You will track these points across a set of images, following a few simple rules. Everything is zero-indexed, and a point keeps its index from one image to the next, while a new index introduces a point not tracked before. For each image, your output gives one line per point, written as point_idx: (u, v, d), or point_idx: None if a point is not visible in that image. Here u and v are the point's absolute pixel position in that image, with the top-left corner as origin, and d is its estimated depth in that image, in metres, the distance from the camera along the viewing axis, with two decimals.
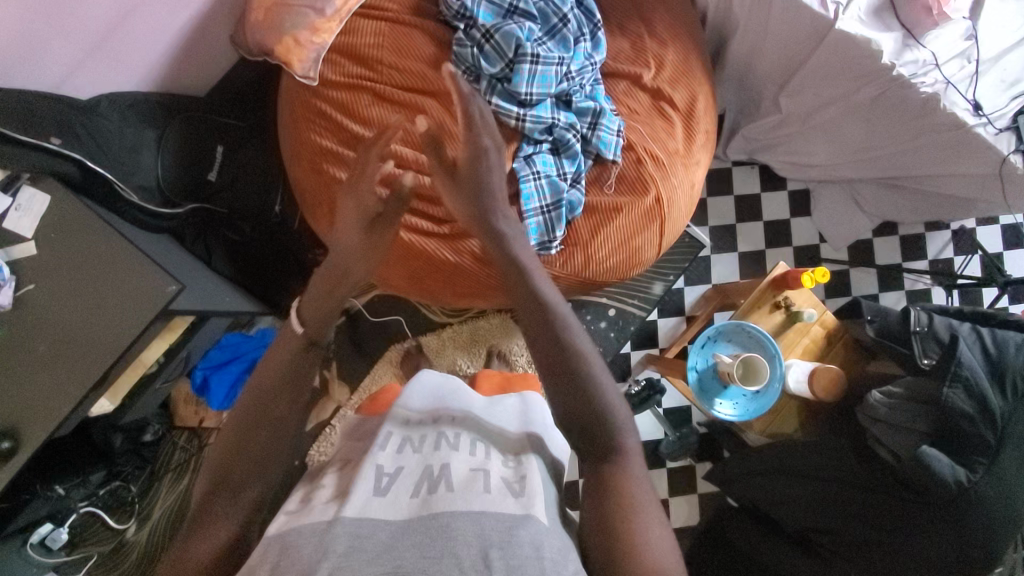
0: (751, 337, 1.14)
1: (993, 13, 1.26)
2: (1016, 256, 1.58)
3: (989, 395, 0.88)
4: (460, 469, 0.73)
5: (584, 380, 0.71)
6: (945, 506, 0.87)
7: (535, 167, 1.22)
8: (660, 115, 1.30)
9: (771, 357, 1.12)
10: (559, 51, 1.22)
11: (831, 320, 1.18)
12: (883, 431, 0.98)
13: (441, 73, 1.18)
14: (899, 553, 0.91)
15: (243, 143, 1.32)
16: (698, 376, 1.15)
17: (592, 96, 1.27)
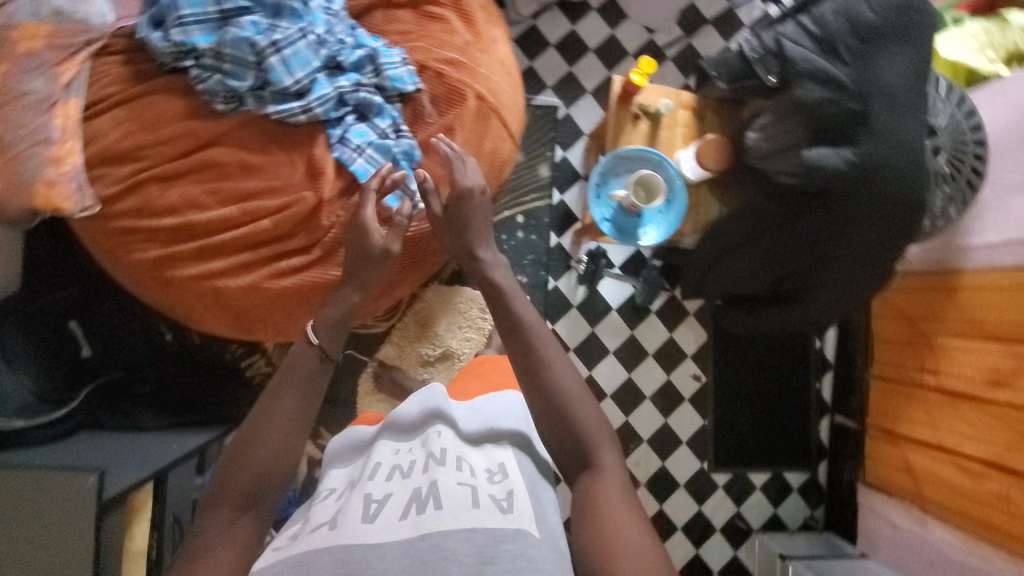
0: (632, 158, 1.14)
1: None
2: None
3: (830, 70, 0.85)
4: (448, 487, 0.78)
5: (565, 398, 0.79)
6: (851, 188, 0.83)
7: (353, 142, 1.15)
8: (430, 20, 1.25)
9: (658, 163, 1.12)
10: (296, 23, 1.13)
11: (688, 98, 1.17)
12: (777, 160, 0.90)
13: (206, 118, 1.11)
14: (846, 249, 0.87)
15: (91, 306, 1.26)
16: (615, 223, 1.13)
17: (357, 44, 1.19)
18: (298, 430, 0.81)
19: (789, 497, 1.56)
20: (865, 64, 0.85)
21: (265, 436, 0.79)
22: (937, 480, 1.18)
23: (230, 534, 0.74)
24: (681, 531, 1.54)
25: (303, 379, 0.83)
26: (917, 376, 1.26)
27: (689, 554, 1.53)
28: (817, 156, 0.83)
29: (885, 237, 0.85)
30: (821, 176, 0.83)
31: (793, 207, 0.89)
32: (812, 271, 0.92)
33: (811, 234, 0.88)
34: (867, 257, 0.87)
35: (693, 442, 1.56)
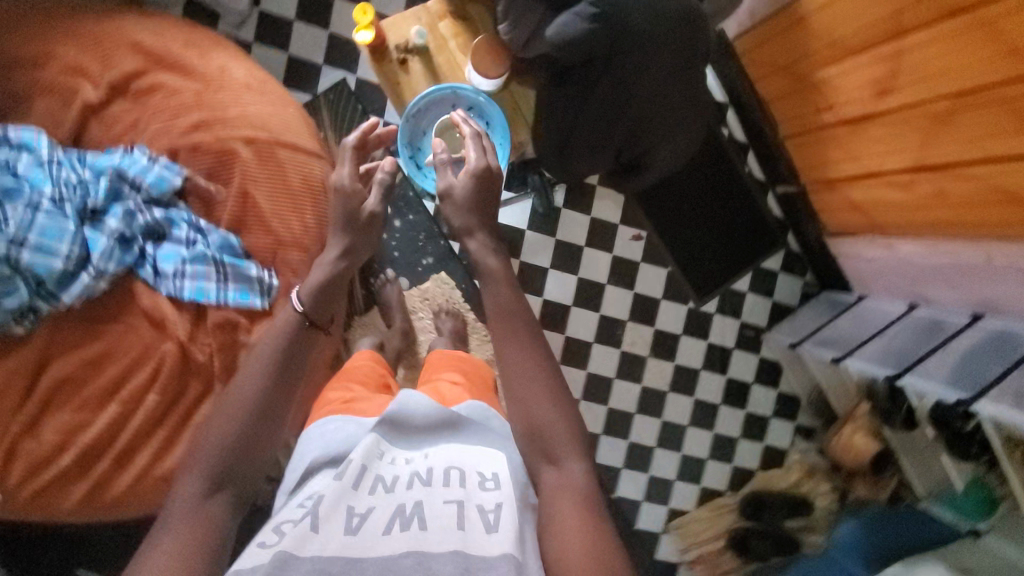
0: (426, 111, 1.02)
1: None
2: None
3: None
4: (435, 505, 0.67)
5: (535, 389, 0.79)
6: (609, 43, 0.75)
7: (168, 271, 1.05)
8: (146, 96, 1.07)
9: (454, 104, 1.02)
10: (21, 198, 0.99)
11: (437, 5, 1.01)
12: (539, 40, 0.81)
13: (22, 348, 1.02)
14: (644, 100, 0.79)
15: (80, 548, 1.27)
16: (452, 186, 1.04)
17: (98, 173, 1.04)
18: (276, 403, 0.83)
19: (777, 281, 1.56)
20: None
21: (243, 402, 0.81)
22: (884, 205, 1.14)
23: (201, 511, 0.71)
24: (703, 370, 1.57)
25: (285, 349, 0.87)
26: (819, 118, 1.18)
27: (720, 382, 1.58)
28: (560, 28, 0.76)
29: (668, 72, 0.78)
30: (577, 46, 0.76)
31: (579, 86, 0.82)
32: (640, 131, 0.83)
33: (608, 103, 0.80)
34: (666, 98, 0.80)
35: (670, 293, 1.53)
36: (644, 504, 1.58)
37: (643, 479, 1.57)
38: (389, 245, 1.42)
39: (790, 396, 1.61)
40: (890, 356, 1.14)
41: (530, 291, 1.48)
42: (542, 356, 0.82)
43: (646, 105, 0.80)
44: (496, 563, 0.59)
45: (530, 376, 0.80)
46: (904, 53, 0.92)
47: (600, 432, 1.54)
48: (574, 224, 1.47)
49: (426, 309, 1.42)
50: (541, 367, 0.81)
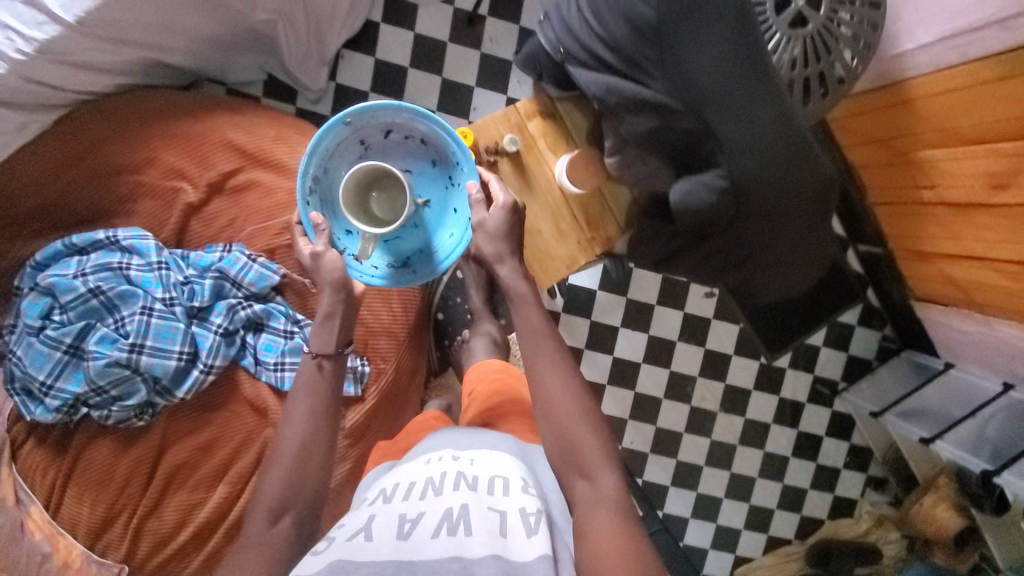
0: (333, 170, 0.98)
1: None
2: None
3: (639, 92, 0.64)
4: (479, 506, 0.68)
5: (566, 417, 0.79)
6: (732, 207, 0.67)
7: (268, 362, 1.10)
8: (241, 192, 1.14)
9: (362, 140, 0.99)
10: (136, 301, 1.05)
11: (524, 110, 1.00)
12: (646, 178, 0.74)
13: (141, 438, 1.10)
14: (766, 250, 0.71)
15: None
16: (416, 254, 1.02)
17: (201, 270, 1.10)
18: (316, 446, 0.86)
19: (853, 337, 1.52)
20: (676, 68, 0.63)
21: (287, 447, 0.84)
22: (983, 287, 1.08)
23: (268, 536, 0.79)
24: (773, 424, 1.56)
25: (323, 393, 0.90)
26: (919, 194, 1.10)
27: (790, 435, 1.57)
28: (683, 195, 0.67)
29: (793, 226, 0.70)
30: (694, 216, 0.68)
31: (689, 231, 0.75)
32: (753, 285, 0.79)
33: (723, 254, 0.73)
34: (784, 248, 0.72)
35: (740, 349, 1.52)
36: (711, 553, 1.59)
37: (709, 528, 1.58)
38: (462, 308, 1.46)
39: (863, 449, 1.59)
40: (983, 445, 1.15)
41: (599, 351, 1.49)
42: (564, 372, 0.82)
43: (761, 262, 0.73)
44: (535, 568, 0.61)
45: (563, 402, 0.80)
46: None
47: (667, 483, 1.56)
48: (644, 282, 1.48)
49: None
50: (567, 394, 0.81)
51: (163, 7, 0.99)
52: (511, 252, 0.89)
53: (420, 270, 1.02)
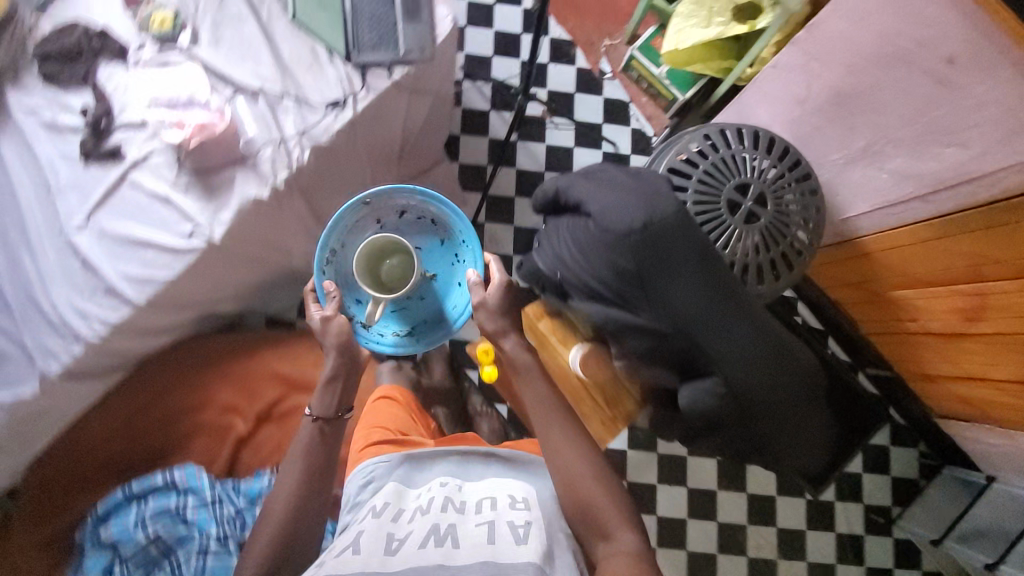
0: (347, 248, 1.11)
1: (221, 50, 1.15)
2: (496, 42, 1.63)
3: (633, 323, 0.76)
4: (467, 526, 0.83)
5: (569, 463, 0.88)
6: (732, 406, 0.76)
7: None
8: (288, 416, 1.29)
9: (378, 220, 1.13)
10: (194, 541, 1.12)
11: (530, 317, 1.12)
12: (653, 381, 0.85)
13: None
14: (772, 435, 0.79)
15: None
16: (417, 331, 1.16)
17: (252, 499, 1.17)
18: (311, 503, 0.96)
19: (891, 457, 1.51)
20: (659, 302, 0.74)
21: (289, 486, 0.95)
22: (991, 404, 1.13)
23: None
24: (838, 563, 1.49)
25: (320, 449, 0.99)
26: (904, 326, 1.18)
27: (860, 573, 1.48)
28: (689, 401, 0.77)
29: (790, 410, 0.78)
30: (703, 416, 0.78)
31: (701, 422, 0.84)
32: (769, 459, 0.86)
33: (735, 440, 0.82)
34: (787, 429, 0.80)
35: (782, 488, 1.50)
36: None
37: None
38: None
39: None
40: None
41: (643, 511, 1.47)
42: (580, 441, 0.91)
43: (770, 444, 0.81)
44: (523, 569, 0.74)
45: (563, 449, 0.90)
46: (988, 295, 0.94)
47: None
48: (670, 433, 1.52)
49: None
50: (565, 438, 0.91)
51: (218, 272, 1.18)
52: (511, 327, 1.01)
53: (417, 339, 1.16)
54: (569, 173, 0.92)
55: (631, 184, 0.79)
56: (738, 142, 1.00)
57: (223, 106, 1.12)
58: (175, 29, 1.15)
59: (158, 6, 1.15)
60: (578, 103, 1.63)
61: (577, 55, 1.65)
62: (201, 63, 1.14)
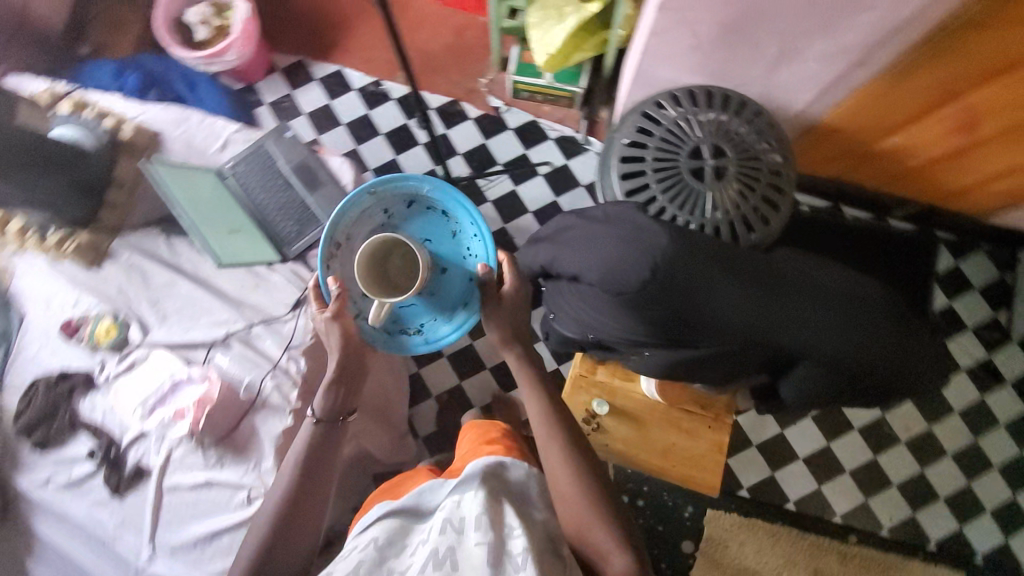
0: (354, 236, 1.04)
1: (174, 321, 1.15)
2: (392, 146, 1.65)
3: (698, 352, 0.75)
4: (462, 561, 0.74)
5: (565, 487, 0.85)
6: (845, 380, 0.71)
7: None
8: None
9: (387, 210, 1.06)
10: None
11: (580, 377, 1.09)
12: (749, 380, 0.83)
13: None
14: (904, 381, 0.73)
15: None
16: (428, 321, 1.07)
17: None
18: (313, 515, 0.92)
19: (966, 273, 1.47)
20: (713, 328, 0.72)
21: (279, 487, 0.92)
22: None
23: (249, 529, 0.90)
24: (985, 395, 1.44)
25: (310, 454, 0.94)
26: (913, 165, 1.15)
27: (1009, 391, 1.44)
28: (793, 390, 0.76)
29: (913, 352, 0.71)
30: (817, 396, 0.75)
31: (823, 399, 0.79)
32: (914, 394, 0.80)
33: (867, 399, 0.77)
34: (919, 367, 0.73)
35: None
36: None
37: None
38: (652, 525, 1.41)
39: None
40: None
41: (785, 462, 1.43)
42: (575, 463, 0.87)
43: (907, 387, 0.75)
44: None
45: (558, 469, 0.86)
46: (974, 107, 0.92)
47: (958, 526, 1.40)
48: None
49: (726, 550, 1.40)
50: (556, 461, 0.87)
51: None
52: (507, 339, 0.97)
53: (428, 334, 1.07)
54: (546, 236, 0.90)
55: (614, 233, 0.76)
56: (675, 105, 0.98)
57: (205, 369, 1.08)
58: (123, 331, 1.13)
59: (94, 321, 1.13)
60: (493, 150, 1.63)
61: (464, 110, 1.65)
62: (163, 346, 1.12)
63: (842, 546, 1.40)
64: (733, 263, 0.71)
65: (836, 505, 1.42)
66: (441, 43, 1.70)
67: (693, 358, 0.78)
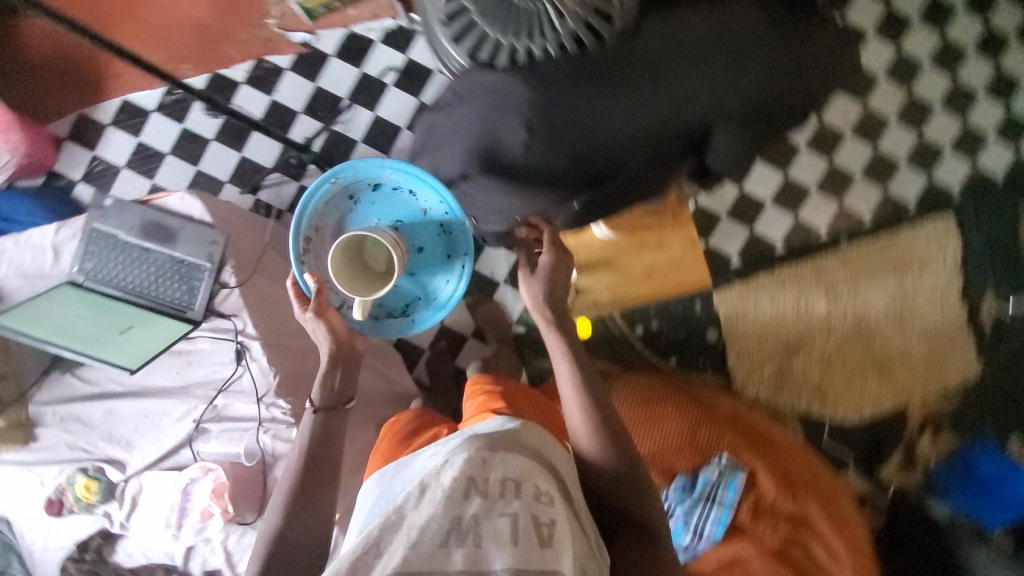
0: (325, 224, 0.95)
1: (144, 441, 1.07)
2: (230, 142, 1.45)
3: (618, 172, 0.69)
4: (485, 518, 0.58)
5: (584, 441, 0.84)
6: (766, 113, 0.66)
7: (690, 538, 1.17)
8: None
9: (353, 194, 0.96)
10: None
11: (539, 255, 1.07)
12: (684, 168, 0.77)
13: None
14: (824, 78, 0.67)
15: None
16: (422, 305, 1.03)
17: None
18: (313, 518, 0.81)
19: None
20: (616, 136, 0.64)
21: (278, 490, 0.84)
22: None
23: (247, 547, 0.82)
24: (900, 45, 1.43)
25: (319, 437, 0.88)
26: None
27: (918, 30, 1.43)
28: (724, 154, 0.70)
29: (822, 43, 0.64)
30: (749, 143, 0.70)
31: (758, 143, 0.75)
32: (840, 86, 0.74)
33: (798, 117, 0.72)
34: (833, 56, 0.67)
35: None
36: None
37: (993, 143, 1.45)
38: (677, 334, 1.45)
39: None
40: None
41: (760, 210, 1.45)
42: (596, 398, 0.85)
43: (829, 83, 0.69)
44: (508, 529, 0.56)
45: (575, 415, 0.85)
46: None
47: (928, 174, 1.45)
48: None
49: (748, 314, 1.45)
50: (578, 408, 0.84)
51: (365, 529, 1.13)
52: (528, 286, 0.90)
53: (420, 316, 1.02)
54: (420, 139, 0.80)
55: (466, 102, 0.66)
56: None
57: (201, 464, 1.03)
58: (102, 479, 1.04)
59: (70, 487, 1.04)
60: (330, 89, 1.44)
61: (277, 65, 1.44)
62: (150, 468, 1.06)
63: (840, 252, 1.44)
64: (607, 53, 0.60)
65: (818, 222, 1.45)
66: (204, 7, 1.44)
67: (620, 177, 0.71)
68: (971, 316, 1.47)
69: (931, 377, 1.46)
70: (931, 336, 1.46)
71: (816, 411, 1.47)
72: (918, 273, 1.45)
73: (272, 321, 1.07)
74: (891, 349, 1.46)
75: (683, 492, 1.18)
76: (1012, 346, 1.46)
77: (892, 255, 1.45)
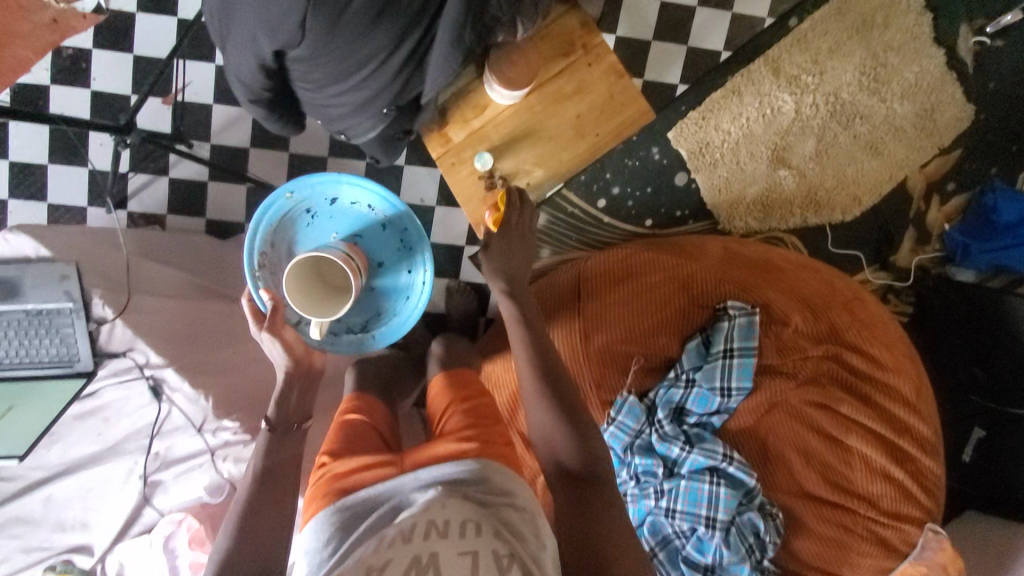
0: (280, 241, 0.91)
1: (101, 516, 0.93)
2: (69, 158, 1.20)
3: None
4: (446, 556, 0.56)
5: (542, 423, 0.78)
6: None
7: (721, 400, 1.06)
8: None
9: (308, 209, 0.92)
10: (661, 515, 1.09)
11: (447, 155, 0.88)
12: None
13: (794, 507, 1.11)
14: None
15: (959, 442, 1.31)
16: (382, 326, 0.97)
17: (624, 462, 1.11)
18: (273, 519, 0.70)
19: None
20: None
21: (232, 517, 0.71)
22: None
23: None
24: None
25: (271, 454, 0.75)
26: None
27: None
28: None
29: None
30: None
31: None
32: None
33: None
34: None
35: None
36: None
37: None
38: (643, 193, 1.29)
39: None
40: None
41: (691, 20, 1.23)
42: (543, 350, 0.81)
43: None
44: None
45: (536, 399, 0.79)
46: None
47: None
48: None
49: (714, 141, 1.26)
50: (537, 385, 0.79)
51: None
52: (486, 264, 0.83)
53: (381, 333, 0.96)
54: (218, 51, 0.61)
55: None
56: None
57: (170, 517, 0.91)
58: (75, 569, 0.92)
59: None
60: (153, 54, 1.18)
61: (76, 46, 1.17)
62: (121, 539, 0.94)
63: (792, 34, 1.24)
64: None
65: (759, 10, 1.23)
66: None
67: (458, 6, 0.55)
68: (952, 56, 1.28)
69: (924, 140, 1.31)
70: (912, 95, 1.29)
71: (813, 220, 1.33)
72: (883, 28, 1.25)
73: (179, 342, 0.90)
74: (875, 124, 1.29)
75: (698, 355, 1.07)
76: (1004, 73, 1.29)
77: (849, 17, 1.24)
